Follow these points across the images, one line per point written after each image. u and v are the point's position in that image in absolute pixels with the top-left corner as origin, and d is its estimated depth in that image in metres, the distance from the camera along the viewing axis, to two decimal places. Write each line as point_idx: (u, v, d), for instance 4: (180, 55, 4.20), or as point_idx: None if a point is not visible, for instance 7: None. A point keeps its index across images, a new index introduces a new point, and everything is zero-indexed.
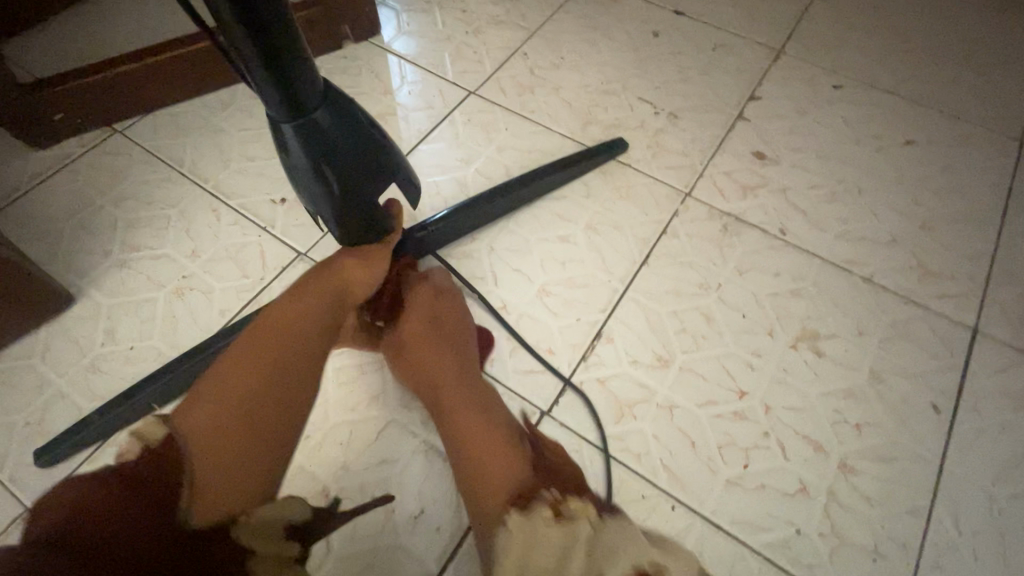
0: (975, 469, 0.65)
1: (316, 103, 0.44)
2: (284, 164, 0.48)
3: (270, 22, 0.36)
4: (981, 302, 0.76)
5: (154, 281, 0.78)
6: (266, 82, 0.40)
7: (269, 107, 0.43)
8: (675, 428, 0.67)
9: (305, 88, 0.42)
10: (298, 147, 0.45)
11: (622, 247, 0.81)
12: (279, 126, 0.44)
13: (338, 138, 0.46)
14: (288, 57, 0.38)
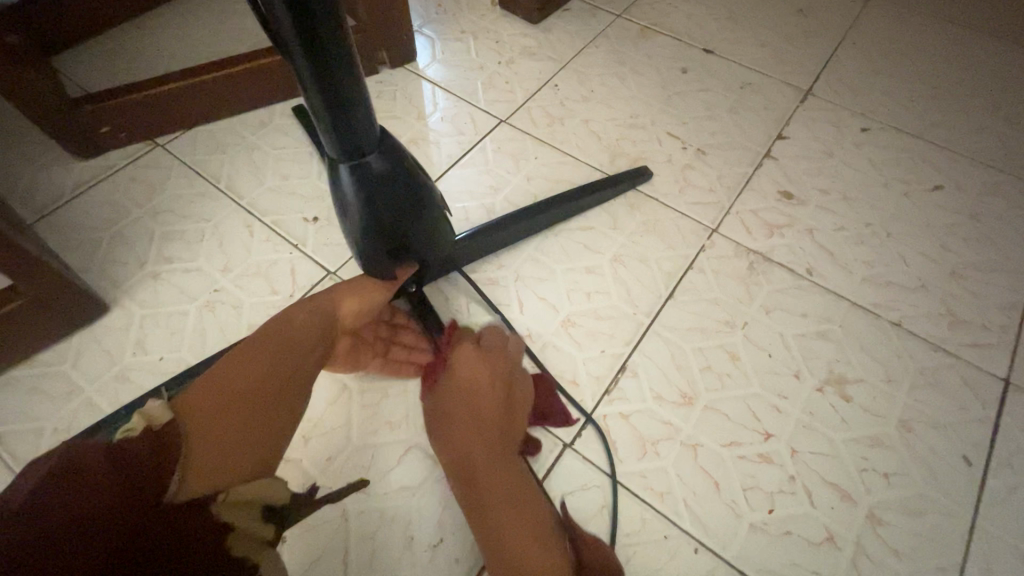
0: (1009, 527, 0.63)
1: (371, 149, 0.49)
2: (334, 198, 0.53)
3: (341, 78, 0.41)
4: (1013, 353, 0.75)
5: (186, 293, 0.79)
6: (329, 128, 0.45)
7: (329, 148, 0.48)
8: (699, 469, 0.66)
9: (362, 135, 0.47)
10: (350, 184, 0.50)
11: (648, 280, 0.81)
12: (336, 165, 0.49)
13: (386, 183, 0.51)
14: (352, 110, 0.44)
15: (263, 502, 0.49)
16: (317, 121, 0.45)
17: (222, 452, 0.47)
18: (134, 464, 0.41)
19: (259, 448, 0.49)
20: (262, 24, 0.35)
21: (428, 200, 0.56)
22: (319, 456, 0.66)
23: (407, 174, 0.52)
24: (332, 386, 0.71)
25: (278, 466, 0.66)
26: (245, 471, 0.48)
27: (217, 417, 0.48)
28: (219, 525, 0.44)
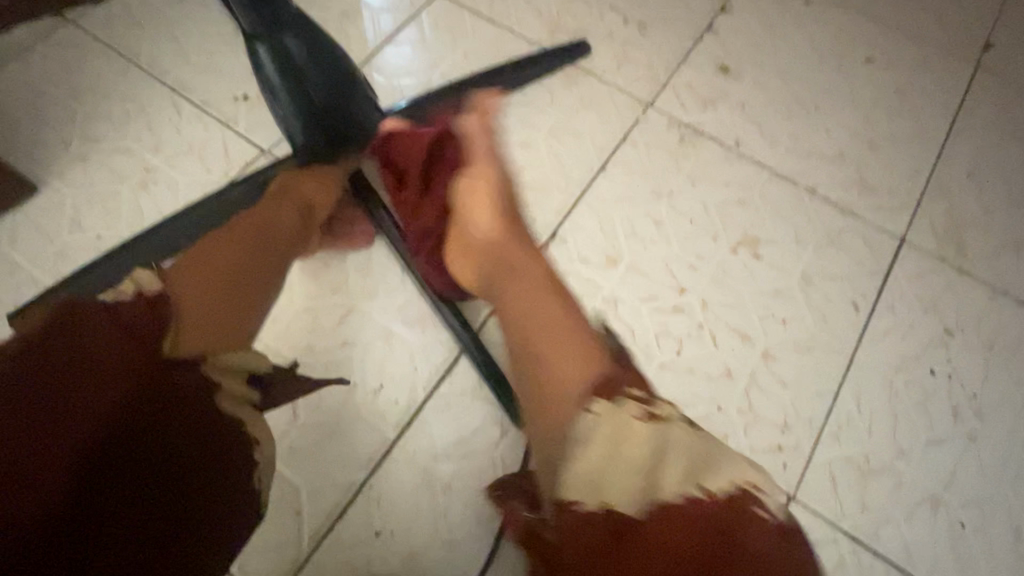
0: (881, 360, 0.72)
1: (287, 36, 0.69)
2: (263, 86, 0.71)
3: None
4: (912, 215, 0.81)
5: (117, 173, 0.78)
6: (247, 13, 0.67)
7: (247, 32, 0.68)
8: (617, 319, 0.73)
9: (273, 19, 0.68)
10: (269, 63, 0.69)
11: (582, 154, 0.83)
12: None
13: (307, 65, 0.70)
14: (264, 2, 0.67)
15: (241, 370, 0.48)
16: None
17: (215, 321, 0.49)
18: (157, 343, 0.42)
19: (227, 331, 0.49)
20: None
21: (336, 74, 0.71)
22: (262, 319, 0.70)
23: (320, 55, 0.71)
24: None
25: None
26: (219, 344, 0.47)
27: (203, 286, 0.51)
28: (208, 380, 0.44)
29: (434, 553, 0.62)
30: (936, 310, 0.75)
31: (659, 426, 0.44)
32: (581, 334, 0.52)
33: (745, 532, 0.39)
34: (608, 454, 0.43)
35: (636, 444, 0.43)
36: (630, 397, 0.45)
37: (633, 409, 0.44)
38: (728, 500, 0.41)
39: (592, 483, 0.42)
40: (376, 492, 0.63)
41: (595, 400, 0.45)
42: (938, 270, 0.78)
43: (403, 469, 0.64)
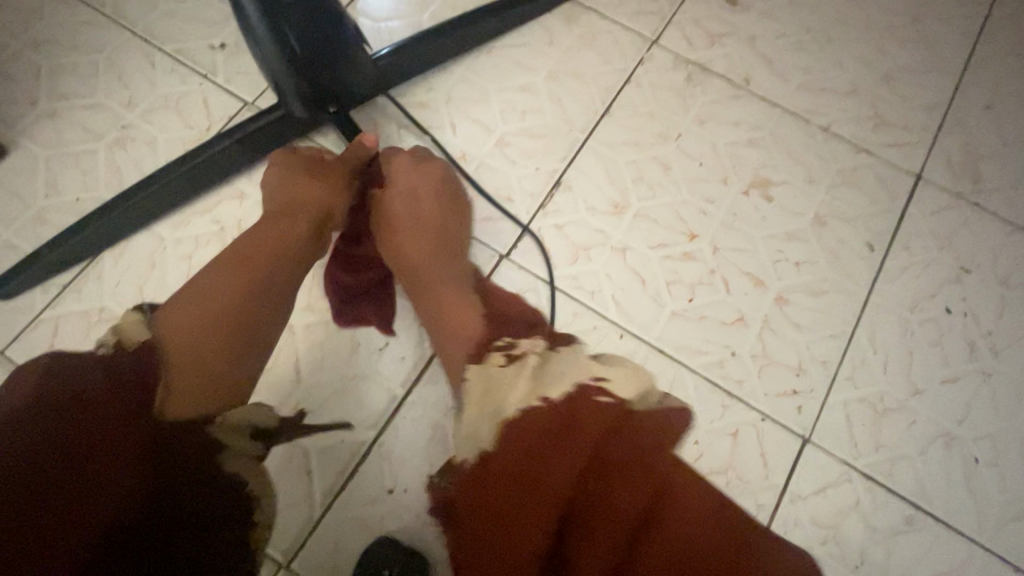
0: (896, 299, 0.70)
1: None
2: (245, 28, 0.57)
3: None
4: (928, 150, 0.78)
5: (92, 132, 0.73)
6: None
7: None
8: (626, 268, 0.70)
9: None
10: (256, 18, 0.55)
11: (584, 97, 0.79)
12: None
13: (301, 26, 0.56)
14: None
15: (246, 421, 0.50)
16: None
17: (207, 368, 0.49)
18: (84, 384, 0.41)
19: (225, 376, 0.50)
20: None
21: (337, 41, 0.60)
22: None
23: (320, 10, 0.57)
24: None
25: None
26: (220, 396, 0.49)
27: (198, 325, 0.50)
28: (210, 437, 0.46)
29: None
30: (952, 247, 0.73)
31: (514, 364, 0.48)
32: (472, 305, 0.58)
33: (582, 418, 0.43)
34: (481, 408, 0.46)
35: (501, 386, 0.47)
36: (498, 352, 0.50)
37: (496, 360, 0.49)
38: (569, 403, 0.44)
39: (470, 436, 0.46)
40: (387, 450, 0.62)
41: (472, 360, 0.50)
42: (954, 206, 0.75)
43: (413, 426, 0.63)
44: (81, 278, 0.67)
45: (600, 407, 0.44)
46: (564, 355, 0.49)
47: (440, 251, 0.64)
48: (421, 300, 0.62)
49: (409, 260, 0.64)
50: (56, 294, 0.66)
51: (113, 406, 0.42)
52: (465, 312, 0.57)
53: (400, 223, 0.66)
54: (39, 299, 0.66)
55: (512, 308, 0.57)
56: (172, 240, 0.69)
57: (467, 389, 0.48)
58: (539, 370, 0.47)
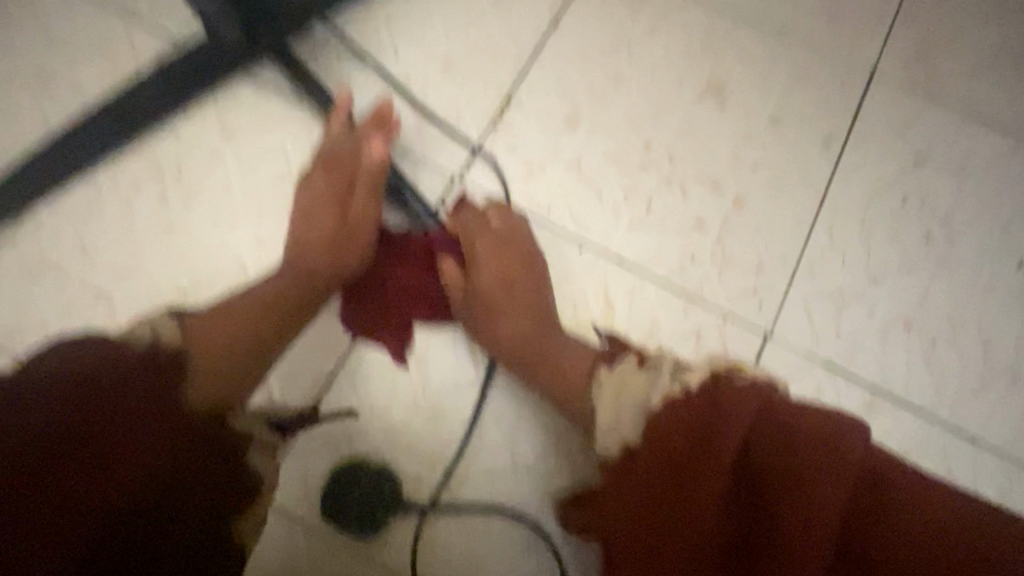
0: (854, 193, 0.70)
1: None
2: None
3: None
4: (883, 43, 0.77)
5: (11, 79, 0.69)
6: None
7: None
8: (582, 182, 0.69)
9: None
10: None
11: (530, 11, 0.76)
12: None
13: None
14: None
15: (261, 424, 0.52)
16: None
17: (230, 377, 0.48)
18: (108, 375, 0.39)
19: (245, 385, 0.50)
20: None
21: None
22: (205, 217, 0.66)
23: None
24: (204, 153, 0.68)
25: (169, 235, 0.65)
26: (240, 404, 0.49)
27: (227, 339, 0.50)
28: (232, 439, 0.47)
29: (417, 426, 0.61)
30: (907, 138, 0.73)
31: (648, 371, 0.49)
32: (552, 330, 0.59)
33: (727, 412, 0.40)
34: (616, 411, 0.48)
35: (635, 388, 0.48)
36: (629, 360, 0.51)
37: (629, 367, 0.50)
38: (710, 387, 0.43)
39: (615, 438, 0.47)
40: (351, 376, 0.62)
41: (600, 372, 0.52)
42: (909, 98, 0.75)
43: (375, 350, 0.62)
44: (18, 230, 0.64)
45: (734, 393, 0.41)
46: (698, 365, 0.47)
47: (527, 282, 0.61)
48: (520, 334, 0.58)
49: (500, 285, 0.60)
50: None
51: (127, 394, 0.39)
52: (571, 346, 0.57)
53: (494, 253, 0.62)
54: None
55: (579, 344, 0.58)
56: (110, 182, 0.66)
57: (601, 397, 0.49)
58: (673, 370, 0.47)
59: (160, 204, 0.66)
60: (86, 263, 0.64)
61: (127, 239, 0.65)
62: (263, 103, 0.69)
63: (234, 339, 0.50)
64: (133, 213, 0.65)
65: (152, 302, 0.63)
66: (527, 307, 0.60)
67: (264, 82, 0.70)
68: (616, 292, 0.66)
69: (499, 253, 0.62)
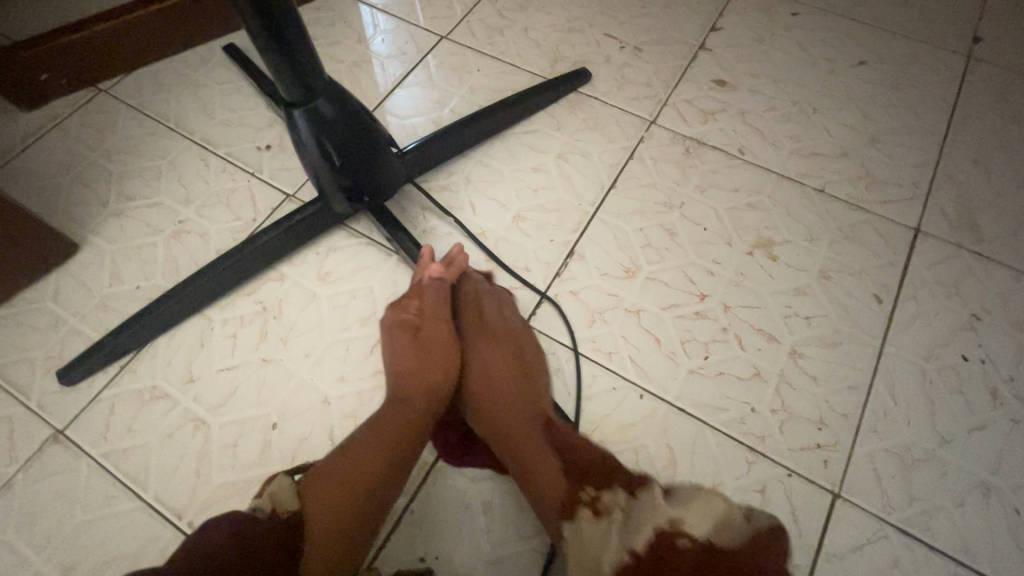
0: (911, 348, 0.72)
1: (341, 133, 0.64)
2: (302, 162, 0.67)
3: (301, 54, 0.55)
4: (923, 205, 0.82)
5: (152, 227, 0.82)
6: (290, 89, 0.58)
7: (289, 107, 0.61)
8: (641, 329, 0.74)
9: (325, 119, 0.62)
10: (316, 156, 0.64)
11: (590, 174, 0.86)
12: (292, 111, 0.61)
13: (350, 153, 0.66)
14: (311, 82, 0.58)
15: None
16: (271, 69, 0.56)
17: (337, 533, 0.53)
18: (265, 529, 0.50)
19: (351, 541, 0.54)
20: None
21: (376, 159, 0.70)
22: (297, 352, 0.73)
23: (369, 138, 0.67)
24: (303, 294, 0.76)
25: (265, 368, 0.72)
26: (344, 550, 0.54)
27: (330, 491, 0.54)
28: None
29: (480, 574, 0.61)
30: (959, 295, 0.75)
31: (604, 524, 0.50)
32: (542, 438, 0.60)
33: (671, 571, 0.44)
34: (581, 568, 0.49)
35: (591, 543, 0.49)
36: (582, 506, 0.52)
37: (584, 515, 0.51)
38: (653, 547, 0.45)
39: None
40: (419, 515, 0.64)
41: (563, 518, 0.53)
42: (957, 257, 0.78)
43: (442, 493, 0.65)
44: (137, 359, 0.73)
45: (680, 550, 0.45)
46: (643, 505, 0.49)
47: (518, 404, 0.63)
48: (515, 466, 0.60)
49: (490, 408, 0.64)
50: (114, 374, 0.72)
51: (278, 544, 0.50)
52: (549, 473, 0.56)
53: (485, 376, 0.66)
54: (98, 380, 0.71)
55: (580, 450, 0.57)
56: (220, 319, 0.75)
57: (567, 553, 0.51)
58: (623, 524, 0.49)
59: (260, 340, 0.74)
60: (189, 394, 0.71)
61: (228, 372, 0.72)
62: (357, 253, 0.79)
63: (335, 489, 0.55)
64: (236, 347, 0.73)
65: (242, 433, 0.68)
66: (524, 413, 0.63)
67: (360, 234, 0.80)
68: (678, 441, 0.67)
69: (490, 376, 0.66)
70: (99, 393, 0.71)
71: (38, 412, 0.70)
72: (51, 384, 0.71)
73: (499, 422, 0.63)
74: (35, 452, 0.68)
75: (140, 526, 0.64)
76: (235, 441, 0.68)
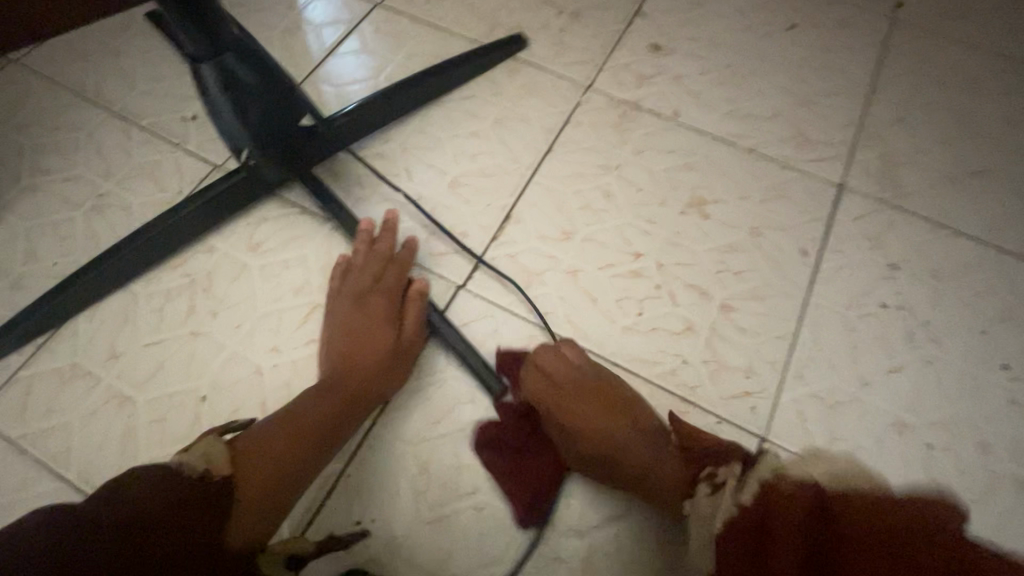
0: (835, 298, 0.74)
1: (249, 88, 0.61)
2: (210, 115, 0.64)
3: (196, 0, 0.52)
4: (848, 162, 0.85)
5: (70, 201, 0.78)
6: (192, 40, 0.55)
7: (190, 57, 0.57)
8: (578, 289, 0.74)
9: (232, 72, 0.59)
10: (226, 112, 0.61)
11: (528, 139, 0.85)
12: (198, 65, 0.58)
13: (263, 110, 0.63)
14: (214, 33, 0.55)
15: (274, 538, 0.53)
16: (171, 19, 0.53)
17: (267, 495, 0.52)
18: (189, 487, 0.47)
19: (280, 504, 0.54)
20: None
21: (294, 115, 0.67)
22: (228, 325, 0.71)
23: (283, 93, 0.64)
24: (233, 266, 0.74)
25: (194, 342, 0.70)
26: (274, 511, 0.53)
27: (274, 452, 0.55)
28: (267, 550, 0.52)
29: (417, 534, 0.62)
30: (880, 246, 0.78)
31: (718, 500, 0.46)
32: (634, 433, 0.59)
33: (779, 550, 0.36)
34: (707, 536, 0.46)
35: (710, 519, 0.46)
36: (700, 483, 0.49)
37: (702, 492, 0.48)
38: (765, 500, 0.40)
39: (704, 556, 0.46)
40: (358, 482, 0.64)
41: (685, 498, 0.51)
42: (878, 210, 0.81)
43: (379, 457, 0.65)
44: (56, 337, 0.69)
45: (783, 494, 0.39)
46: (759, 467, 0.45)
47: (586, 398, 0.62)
48: (603, 449, 0.59)
49: (563, 401, 0.62)
50: (31, 354, 0.69)
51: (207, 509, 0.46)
52: (650, 461, 0.56)
53: (546, 372, 0.64)
54: (14, 360, 0.68)
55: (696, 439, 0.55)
56: (145, 294, 0.72)
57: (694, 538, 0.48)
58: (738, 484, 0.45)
59: (188, 314, 0.71)
60: (113, 370, 0.68)
61: (154, 347, 0.69)
62: (289, 222, 0.77)
63: (277, 448, 0.55)
64: (162, 322, 0.71)
65: (171, 408, 0.66)
66: (609, 411, 0.61)
67: (292, 203, 0.78)
68: None
69: (553, 371, 0.64)
70: (15, 374, 0.68)
71: None
72: None
73: (577, 416, 0.61)
74: None
75: (63, 507, 0.62)
76: (164, 416, 0.66)
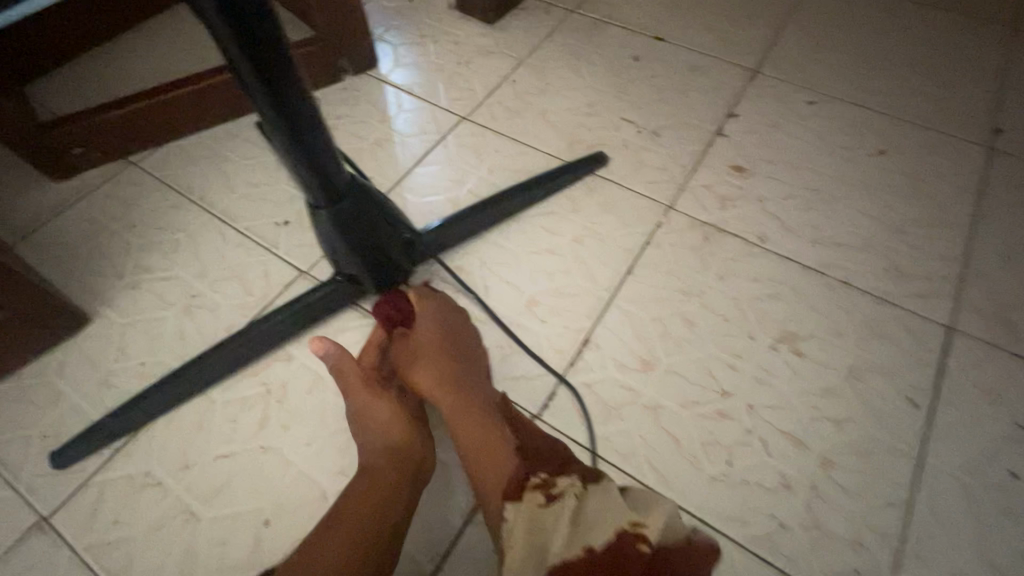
0: (952, 460, 0.66)
1: (361, 223, 0.63)
2: (321, 245, 0.66)
3: (320, 153, 0.55)
4: (955, 301, 0.79)
5: (164, 300, 0.82)
6: (313, 186, 0.58)
7: (311, 200, 0.60)
8: (660, 427, 0.70)
9: (348, 212, 0.61)
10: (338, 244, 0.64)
11: (606, 258, 0.84)
12: (317, 209, 0.61)
13: (370, 240, 0.65)
14: (333, 179, 0.58)
15: None
16: (293, 170, 0.56)
17: None
18: None
19: None
20: (227, 65, 0.46)
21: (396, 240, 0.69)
22: (298, 441, 0.70)
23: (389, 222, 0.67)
24: (309, 377, 0.74)
25: (263, 456, 0.69)
26: None
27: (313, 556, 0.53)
28: None
29: None
30: (1001, 401, 0.70)
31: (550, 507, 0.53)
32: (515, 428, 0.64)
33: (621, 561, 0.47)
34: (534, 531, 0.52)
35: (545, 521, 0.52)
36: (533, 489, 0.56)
37: (535, 499, 0.55)
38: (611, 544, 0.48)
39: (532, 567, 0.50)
40: None
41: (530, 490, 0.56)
42: (994, 358, 0.74)
43: None
44: (133, 440, 0.70)
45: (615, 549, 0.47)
46: (601, 489, 0.54)
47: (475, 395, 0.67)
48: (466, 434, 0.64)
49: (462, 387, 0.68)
50: (107, 457, 0.69)
51: None
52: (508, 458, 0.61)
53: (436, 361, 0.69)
54: (90, 463, 0.69)
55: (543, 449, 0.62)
56: (221, 401, 0.73)
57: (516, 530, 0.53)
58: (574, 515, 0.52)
59: (259, 427, 0.71)
60: (183, 481, 0.67)
61: (224, 459, 0.69)
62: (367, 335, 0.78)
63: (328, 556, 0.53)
64: (234, 432, 0.70)
65: (233, 528, 0.65)
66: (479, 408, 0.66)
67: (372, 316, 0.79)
68: None
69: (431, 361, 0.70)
70: (89, 478, 0.68)
71: (25, 496, 0.67)
72: (42, 466, 0.69)
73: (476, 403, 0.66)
74: (17, 542, 0.64)
75: None
76: (225, 538, 0.64)
